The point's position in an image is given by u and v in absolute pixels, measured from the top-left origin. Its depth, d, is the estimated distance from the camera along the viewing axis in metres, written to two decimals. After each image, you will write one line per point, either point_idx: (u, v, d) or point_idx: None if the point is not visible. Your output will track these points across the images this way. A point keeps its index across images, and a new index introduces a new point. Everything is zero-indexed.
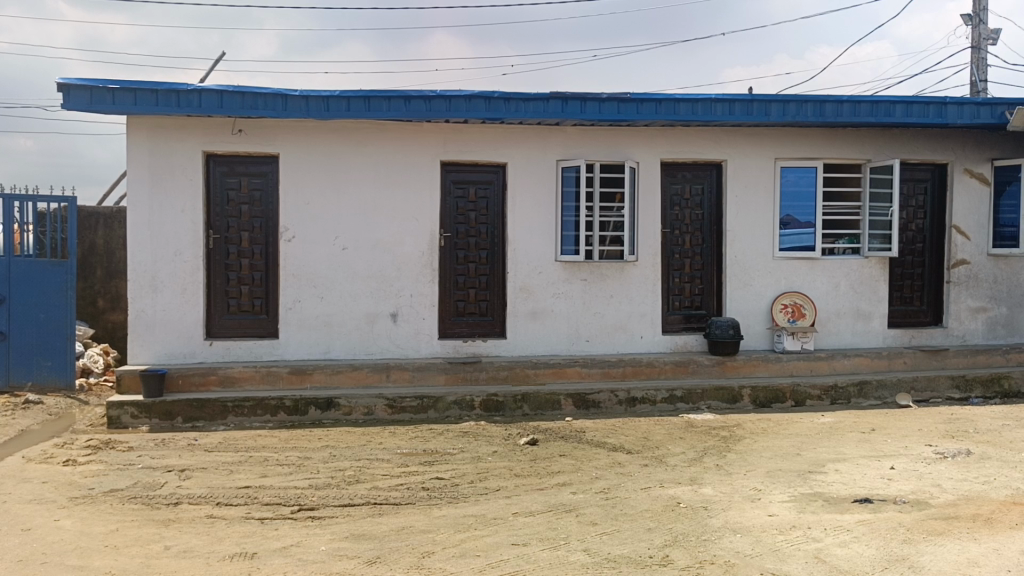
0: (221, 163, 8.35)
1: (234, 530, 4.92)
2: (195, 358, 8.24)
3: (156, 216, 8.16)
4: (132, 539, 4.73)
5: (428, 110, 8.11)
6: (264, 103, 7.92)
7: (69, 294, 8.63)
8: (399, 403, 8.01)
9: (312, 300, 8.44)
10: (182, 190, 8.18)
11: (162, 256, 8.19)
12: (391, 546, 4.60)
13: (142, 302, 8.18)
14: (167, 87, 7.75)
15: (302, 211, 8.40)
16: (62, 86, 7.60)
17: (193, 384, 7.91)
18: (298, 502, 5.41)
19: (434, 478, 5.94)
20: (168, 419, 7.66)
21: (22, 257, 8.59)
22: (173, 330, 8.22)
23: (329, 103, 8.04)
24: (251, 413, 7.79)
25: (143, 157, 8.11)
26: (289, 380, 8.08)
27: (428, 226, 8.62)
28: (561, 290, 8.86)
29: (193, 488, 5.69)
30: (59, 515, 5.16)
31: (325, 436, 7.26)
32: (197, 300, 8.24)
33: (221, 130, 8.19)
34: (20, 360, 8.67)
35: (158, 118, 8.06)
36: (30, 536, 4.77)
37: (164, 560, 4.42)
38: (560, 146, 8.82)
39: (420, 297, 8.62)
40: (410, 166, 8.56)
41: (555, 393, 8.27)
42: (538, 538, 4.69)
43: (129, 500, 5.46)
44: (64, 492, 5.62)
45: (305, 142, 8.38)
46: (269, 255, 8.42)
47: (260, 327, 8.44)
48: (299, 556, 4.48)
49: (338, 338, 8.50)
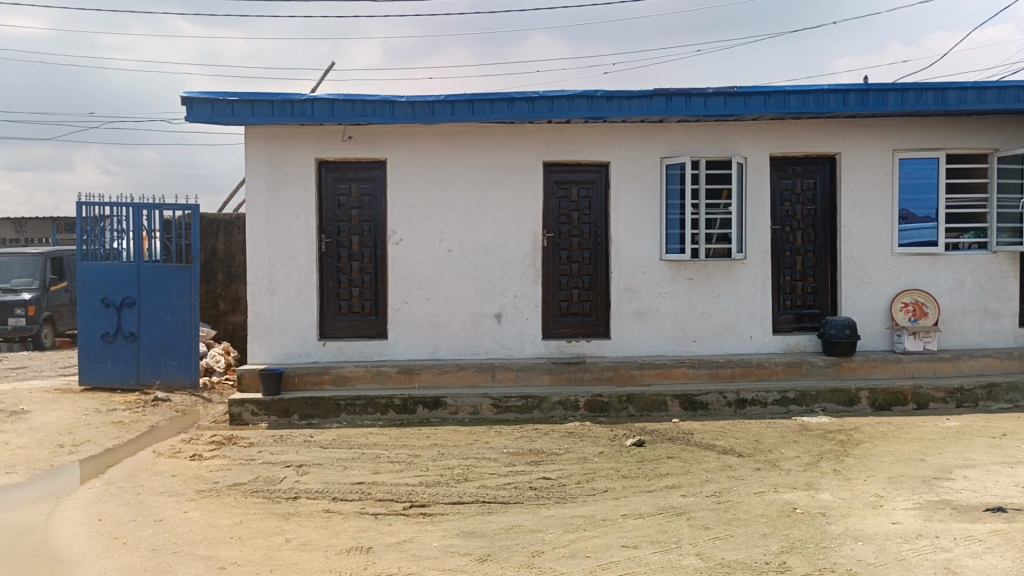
0: (332, 170, 8.62)
1: (350, 525, 5.07)
2: (309, 357, 8.55)
3: (272, 222, 8.50)
4: (255, 531, 4.95)
5: (531, 111, 8.14)
6: (372, 110, 8.15)
7: (193, 297, 9.07)
8: (504, 402, 8.07)
9: (419, 302, 8.61)
10: (296, 197, 8.49)
11: (278, 260, 8.53)
12: (501, 545, 4.64)
13: (260, 305, 8.53)
14: (281, 98, 8.09)
15: (408, 214, 8.59)
16: (186, 100, 8.03)
17: (308, 383, 8.19)
18: (410, 499, 5.53)
19: (541, 478, 5.95)
20: (285, 416, 7.97)
21: (150, 263, 9.11)
22: (289, 332, 8.55)
23: (435, 108, 8.20)
24: (362, 411, 8.01)
25: (260, 165, 8.47)
26: (398, 380, 8.27)
27: (531, 227, 8.65)
28: (666, 290, 8.74)
29: (310, 483, 5.90)
30: (187, 507, 5.44)
31: (433, 435, 7.39)
32: (310, 302, 8.53)
33: (332, 138, 8.46)
34: (149, 360, 9.20)
35: (274, 127, 8.40)
36: (163, 527, 5.05)
37: (285, 552, 4.59)
38: (664, 143, 8.70)
39: (524, 297, 8.66)
40: (513, 167, 8.61)
41: (662, 394, 8.16)
42: (648, 540, 4.64)
43: (252, 493, 5.71)
44: (191, 485, 5.93)
45: (411, 147, 8.55)
46: (378, 258, 8.65)
47: (370, 328, 8.67)
48: (413, 551, 4.57)
49: (444, 338, 8.63)
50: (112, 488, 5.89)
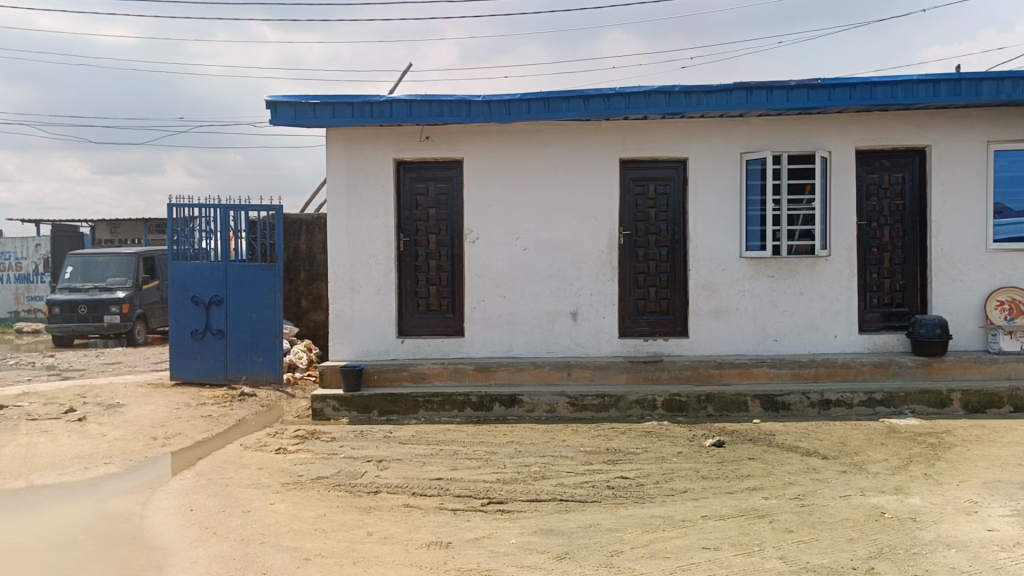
0: (410, 170, 8.74)
1: (429, 520, 5.14)
2: (388, 355, 8.69)
3: (352, 221, 8.68)
4: (338, 524, 5.06)
5: (607, 108, 8.09)
6: (449, 110, 8.24)
7: (277, 296, 9.34)
8: (580, 400, 8.04)
9: (495, 300, 8.66)
10: (375, 197, 8.65)
11: (358, 259, 8.70)
12: (580, 543, 4.63)
13: (340, 303, 8.72)
14: (361, 100, 8.25)
15: (485, 213, 8.65)
16: (270, 103, 8.28)
17: (387, 379, 8.33)
18: (487, 496, 5.57)
19: (619, 478, 5.92)
20: (365, 412, 8.12)
21: (236, 262, 9.41)
22: (368, 329, 8.71)
23: (511, 107, 8.23)
24: (440, 408, 8.10)
25: (340, 167, 8.65)
26: (475, 377, 8.33)
27: (608, 225, 8.60)
28: (746, 288, 8.57)
29: (390, 478, 6.01)
30: (273, 499, 5.61)
31: (510, 432, 7.42)
32: (389, 300, 8.68)
33: (409, 138, 8.58)
34: (236, 356, 9.51)
35: (354, 129, 8.58)
36: (250, 518, 5.22)
37: (367, 545, 4.69)
38: (744, 138, 8.53)
39: (600, 295, 8.61)
40: (590, 165, 8.58)
41: (742, 394, 8.01)
42: (729, 542, 4.56)
43: (334, 487, 5.84)
44: (277, 478, 6.10)
45: (487, 146, 8.61)
46: (455, 256, 8.74)
47: (447, 326, 8.76)
48: (492, 547, 4.60)
49: (521, 336, 8.66)
50: (202, 480, 6.11)
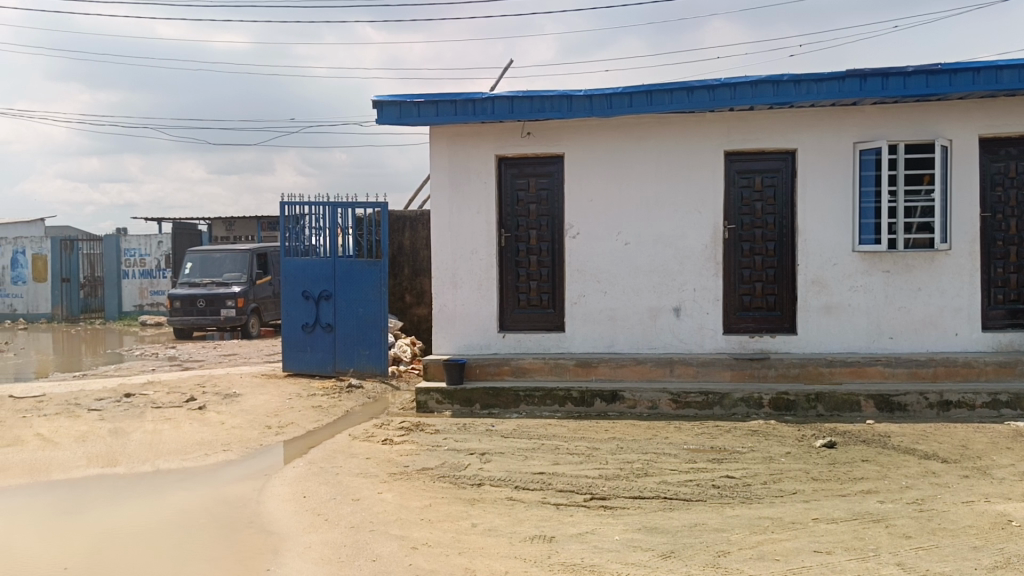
0: (511, 166, 8.79)
1: (532, 513, 5.17)
2: (490, 349, 8.79)
3: (455, 217, 8.80)
4: (443, 514, 5.16)
5: (712, 99, 7.94)
6: (550, 105, 8.25)
7: (382, 291, 9.58)
8: (683, 398, 7.93)
9: (596, 295, 8.62)
10: (477, 193, 8.75)
11: (461, 255, 8.82)
12: (685, 542, 4.58)
13: (443, 298, 8.87)
14: (464, 98, 8.37)
15: (586, 207, 8.62)
16: (377, 103, 8.51)
17: (489, 373, 8.43)
18: (590, 491, 5.56)
19: (725, 477, 5.81)
20: (468, 405, 8.25)
21: (344, 258, 9.70)
22: (470, 323, 8.83)
23: (612, 101, 8.18)
24: (541, 402, 8.14)
25: (443, 164, 8.79)
26: (576, 372, 8.33)
27: (712, 218, 8.43)
28: (859, 283, 8.26)
29: (494, 471, 6.08)
30: (381, 488, 5.76)
31: (611, 428, 7.39)
32: (491, 295, 8.77)
33: (511, 134, 8.63)
34: (344, 349, 9.81)
35: (456, 127, 8.70)
36: (360, 506, 5.38)
37: (472, 537, 4.76)
38: (856, 127, 8.22)
39: (704, 290, 8.46)
40: (693, 158, 8.43)
41: (854, 393, 7.72)
42: (842, 547, 4.41)
43: (439, 478, 5.96)
44: (384, 468, 6.27)
45: (588, 141, 8.58)
46: (556, 251, 8.74)
47: (547, 321, 8.78)
48: (595, 543, 4.60)
49: (622, 332, 8.60)
50: (314, 468, 6.33)
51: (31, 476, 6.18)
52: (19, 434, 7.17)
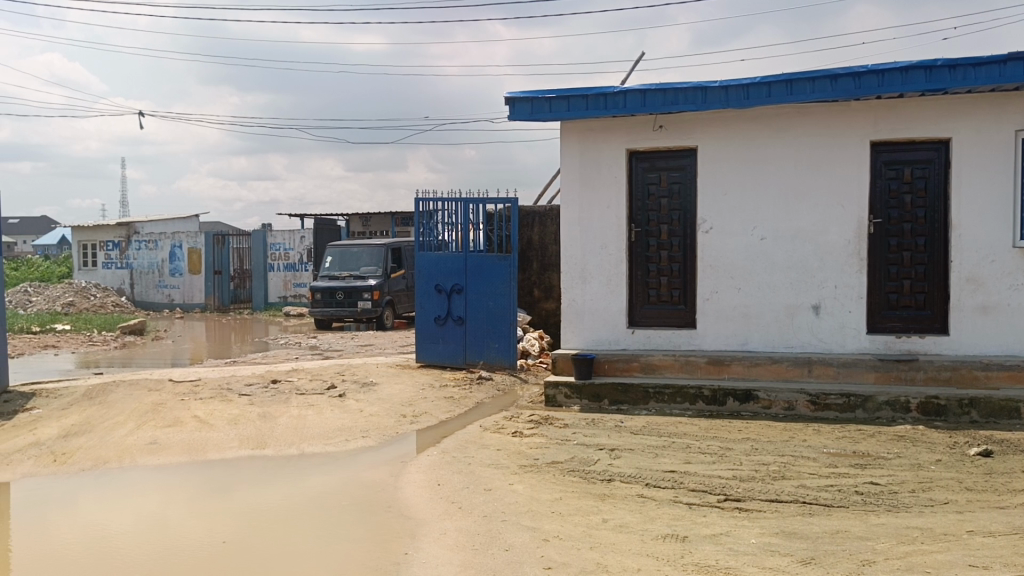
0: (642, 160, 8.68)
1: (664, 512, 5.11)
2: (619, 345, 8.74)
3: (585, 212, 8.80)
4: (574, 508, 5.18)
5: (857, 87, 7.58)
6: (684, 97, 8.12)
7: (512, 285, 9.69)
8: (823, 399, 7.61)
9: (730, 291, 8.41)
10: (608, 188, 8.71)
11: (590, 250, 8.81)
12: (826, 549, 4.41)
13: (572, 293, 8.89)
14: (595, 92, 8.38)
15: (719, 201, 8.41)
16: (510, 100, 8.69)
17: (618, 369, 8.39)
18: (724, 492, 5.44)
19: (869, 483, 5.54)
20: (596, 400, 8.22)
21: (475, 253, 9.88)
22: (599, 319, 8.80)
23: (750, 92, 7.96)
24: (671, 400, 8.02)
25: (574, 160, 8.81)
26: (707, 370, 8.16)
27: (855, 213, 8.05)
28: (1020, 281, 7.70)
29: (623, 467, 6.04)
30: (512, 479, 5.84)
31: (745, 428, 7.20)
32: (620, 291, 8.71)
33: (642, 128, 8.54)
34: (475, 342, 10.00)
35: (587, 121, 8.70)
36: (492, 496, 5.47)
37: (603, 532, 4.75)
38: (1018, 114, 7.66)
39: (846, 288, 8.09)
40: (836, 149, 8.07)
41: (1014, 399, 7.19)
42: (1002, 562, 4.13)
43: (569, 472, 5.98)
44: (514, 460, 6.35)
45: (723, 134, 8.37)
46: (688, 247, 8.58)
47: (678, 318, 8.62)
48: (730, 545, 4.50)
49: (757, 330, 8.35)
50: (447, 457, 6.50)
51: (189, 455, 6.64)
52: (178, 416, 7.72)
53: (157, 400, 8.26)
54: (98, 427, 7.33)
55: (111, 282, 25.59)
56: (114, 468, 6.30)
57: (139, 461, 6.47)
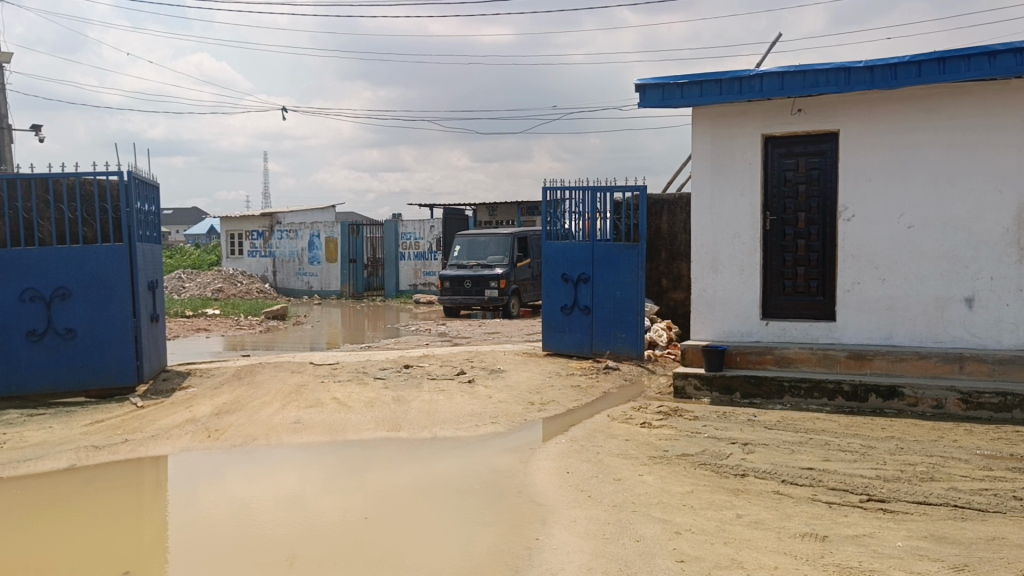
0: (779, 145, 8.38)
1: (802, 510, 4.94)
2: (752, 337, 8.49)
3: (716, 200, 8.60)
4: (707, 502, 5.08)
5: (1020, 64, 7.04)
6: (825, 79, 7.78)
7: (639, 274, 9.58)
8: (975, 398, 7.13)
9: (873, 283, 8.01)
10: (742, 175, 8.47)
11: (722, 238, 8.60)
12: (981, 556, 4.15)
13: (702, 283, 8.71)
14: (730, 76, 8.15)
15: (862, 188, 8.01)
16: (641, 87, 8.59)
17: (750, 361, 8.18)
18: (866, 492, 5.20)
19: None
20: (727, 393, 8.01)
21: (602, 242, 9.84)
22: (731, 310, 8.59)
23: (898, 72, 7.53)
24: (807, 395, 7.71)
25: (706, 146, 8.62)
26: (847, 364, 7.82)
27: (1015, 198, 7.49)
28: None
29: (758, 463, 5.87)
30: (642, 470, 5.79)
31: (888, 426, 6.86)
32: (753, 281, 8.47)
33: (779, 112, 8.25)
34: (601, 332, 9.95)
35: (721, 107, 8.48)
36: (621, 486, 5.44)
37: (738, 528, 4.64)
38: None
39: (1003, 279, 7.55)
40: (994, 130, 7.53)
41: None
42: None
43: (700, 465, 5.87)
44: (644, 451, 6.29)
45: (867, 116, 7.96)
46: (827, 235, 8.22)
47: (816, 309, 8.29)
48: (874, 547, 4.30)
49: (902, 323, 7.92)
50: (576, 446, 6.51)
51: (330, 435, 6.95)
52: (319, 397, 8.09)
53: (299, 382, 8.68)
54: (247, 406, 7.78)
55: (256, 270, 27.08)
56: (261, 446, 6.66)
57: (284, 440, 6.82)
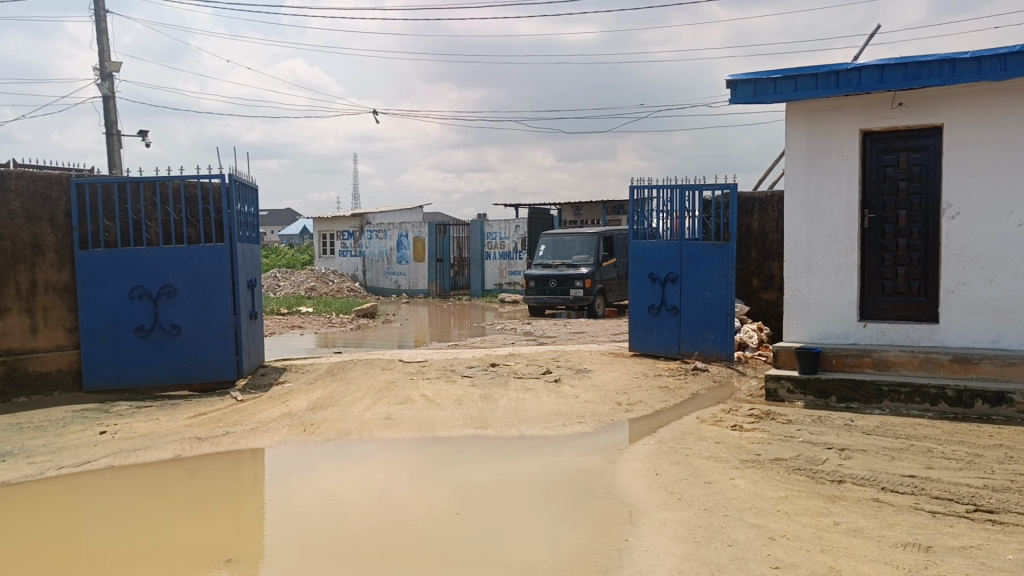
0: (878, 141, 8.10)
1: (903, 518, 4.76)
2: (849, 339, 8.23)
3: (812, 197, 8.38)
4: (802, 508, 4.95)
5: None
6: (928, 72, 7.47)
7: (729, 274, 9.40)
8: None
9: (979, 283, 7.64)
10: (838, 172, 8.22)
11: (817, 237, 8.37)
12: None
13: (797, 283, 8.50)
14: (825, 71, 7.93)
15: (968, 183, 7.65)
16: (732, 83, 8.47)
17: (847, 364, 7.93)
18: (973, 502, 4.97)
19: None
20: (822, 397, 7.78)
21: (691, 241, 9.70)
22: (827, 310, 8.35)
23: (1007, 62, 7.16)
24: (908, 399, 7.42)
25: (800, 142, 8.40)
26: (951, 368, 7.49)
27: None
28: None
29: (855, 469, 5.69)
30: (733, 474, 5.69)
31: (997, 434, 6.52)
32: (850, 281, 8.21)
33: (878, 106, 7.97)
34: (689, 332, 9.80)
35: (816, 101, 8.26)
36: (713, 489, 5.35)
37: (835, 535, 4.51)
38: None
39: None
40: None
41: None
42: None
43: (795, 470, 5.73)
44: (735, 454, 6.17)
45: (974, 109, 7.60)
46: (930, 234, 7.89)
47: (918, 311, 7.97)
48: (982, 560, 4.11)
49: (1011, 325, 7.53)
50: (665, 447, 6.44)
51: (419, 431, 7.06)
52: (408, 394, 8.24)
53: (389, 379, 8.87)
54: (340, 402, 7.99)
55: (346, 269, 27.78)
56: (353, 440, 6.83)
57: (375, 435, 6.97)
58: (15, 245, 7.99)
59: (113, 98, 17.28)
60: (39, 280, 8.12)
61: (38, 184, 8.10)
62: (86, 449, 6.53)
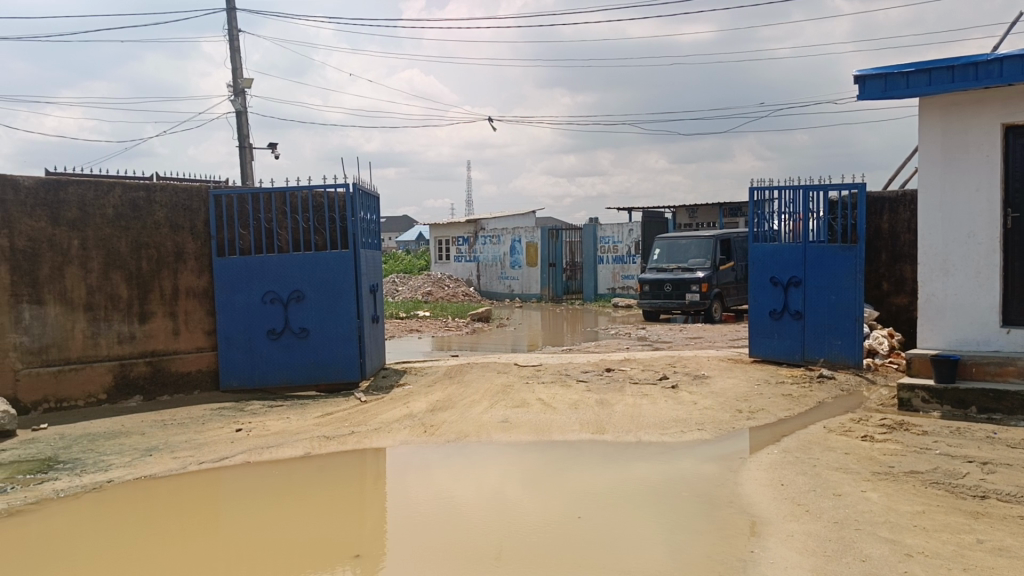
0: (1022, 135, 7.60)
1: None
2: (990, 346, 7.74)
3: (948, 196, 7.95)
4: (941, 524, 4.69)
5: None
6: None
7: (857, 277, 9.01)
8: None
9: None
10: (977, 169, 7.77)
11: (954, 238, 7.93)
12: None
13: (932, 286, 8.08)
14: (963, 62, 7.50)
15: None
16: (860, 78, 8.15)
17: (988, 373, 7.46)
18: None
19: None
20: (961, 408, 7.36)
21: (815, 243, 9.36)
22: (965, 315, 7.89)
23: None
24: None
25: (935, 138, 7.99)
26: None
27: None
28: None
29: (1000, 484, 5.34)
30: (865, 486, 5.44)
31: None
32: (992, 284, 7.72)
33: (1023, 98, 7.46)
34: (814, 338, 9.45)
35: (953, 95, 7.84)
36: (843, 501, 5.15)
37: (978, 553, 4.25)
38: None
39: None
40: None
41: None
42: None
43: (932, 484, 5.43)
44: (866, 466, 5.91)
45: None
46: None
47: None
48: None
49: None
50: (790, 457, 6.23)
51: (536, 435, 7.11)
52: (525, 397, 8.31)
53: (506, 382, 8.96)
54: (458, 404, 8.13)
55: (461, 274, 28.29)
56: (473, 442, 6.95)
57: (494, 437, 7.06)
58: (160, 253, 8.52)
59: (246, 112, 18.21)
60: (181, 285, 8.64)
61: (180, 196, 8.63)
62: (224, 445, 6.91)
